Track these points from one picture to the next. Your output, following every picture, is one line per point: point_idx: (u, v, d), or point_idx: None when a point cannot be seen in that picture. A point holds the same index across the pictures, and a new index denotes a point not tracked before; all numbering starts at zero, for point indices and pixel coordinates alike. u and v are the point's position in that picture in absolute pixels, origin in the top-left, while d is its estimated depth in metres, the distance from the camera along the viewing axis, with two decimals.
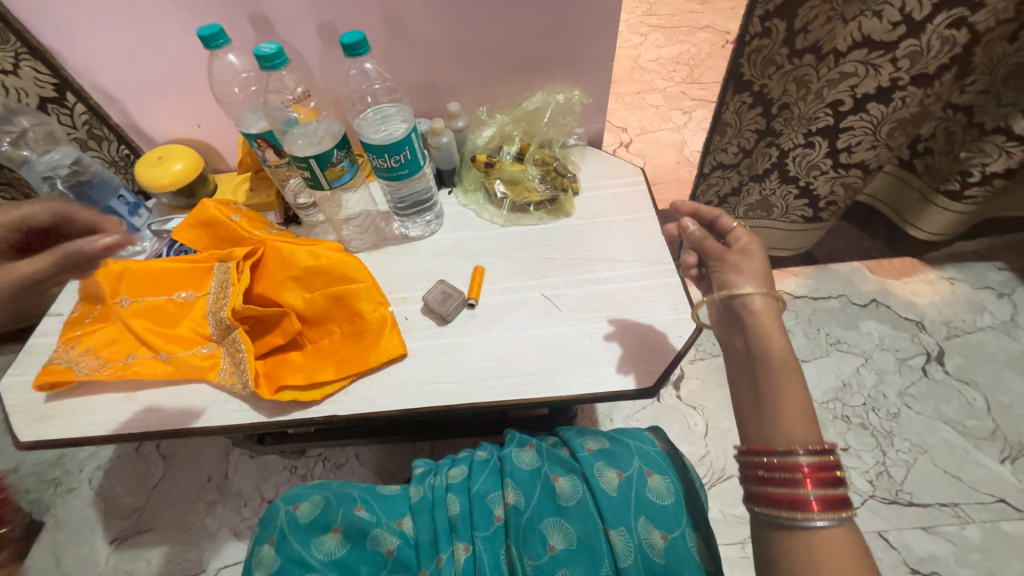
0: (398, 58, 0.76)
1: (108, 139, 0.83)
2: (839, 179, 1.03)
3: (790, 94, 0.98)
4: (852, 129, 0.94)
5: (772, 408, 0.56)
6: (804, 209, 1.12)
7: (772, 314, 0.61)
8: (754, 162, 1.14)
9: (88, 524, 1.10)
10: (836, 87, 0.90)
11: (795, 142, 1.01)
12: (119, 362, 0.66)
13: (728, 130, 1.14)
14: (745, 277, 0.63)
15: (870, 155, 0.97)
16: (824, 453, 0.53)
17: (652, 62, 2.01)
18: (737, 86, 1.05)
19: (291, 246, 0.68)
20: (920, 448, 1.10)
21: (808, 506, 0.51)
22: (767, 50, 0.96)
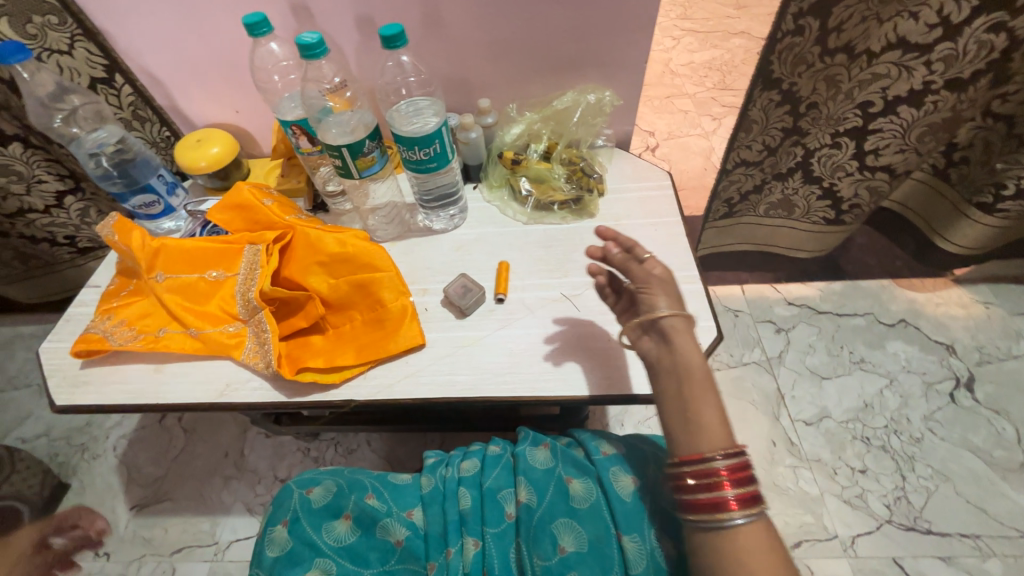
0: (433, 52, 0.77)
1: (151, 121, 0.86)
2: (864, 182, 1.05)
3: (819, 93, 0.96)
4: (881, 132, 0.96)
5: (693, 419, 0.54)
6: (826, 211, 1.15)
7: (690, 336, 0.57)
8: (778, 160, 1.10)
9: (111, 489, 1.15)
10: (868, 88, 0.91)
11: (821, 142, 1.02)
12: (150, 335, 0.69)
13: (753, 127, 1.06)
14: (664, 299, 0.59)
15: (898, 159, 1.00)
16: (735, 453, 0.52)
17: (683, 66, 1.98)
18: (766, 83, 0.97)
19: (320, 233, 0.69)
20: (942, 475, 1.07)
21: (727, 507, 0.50)
22: (799, 48, 0.90)
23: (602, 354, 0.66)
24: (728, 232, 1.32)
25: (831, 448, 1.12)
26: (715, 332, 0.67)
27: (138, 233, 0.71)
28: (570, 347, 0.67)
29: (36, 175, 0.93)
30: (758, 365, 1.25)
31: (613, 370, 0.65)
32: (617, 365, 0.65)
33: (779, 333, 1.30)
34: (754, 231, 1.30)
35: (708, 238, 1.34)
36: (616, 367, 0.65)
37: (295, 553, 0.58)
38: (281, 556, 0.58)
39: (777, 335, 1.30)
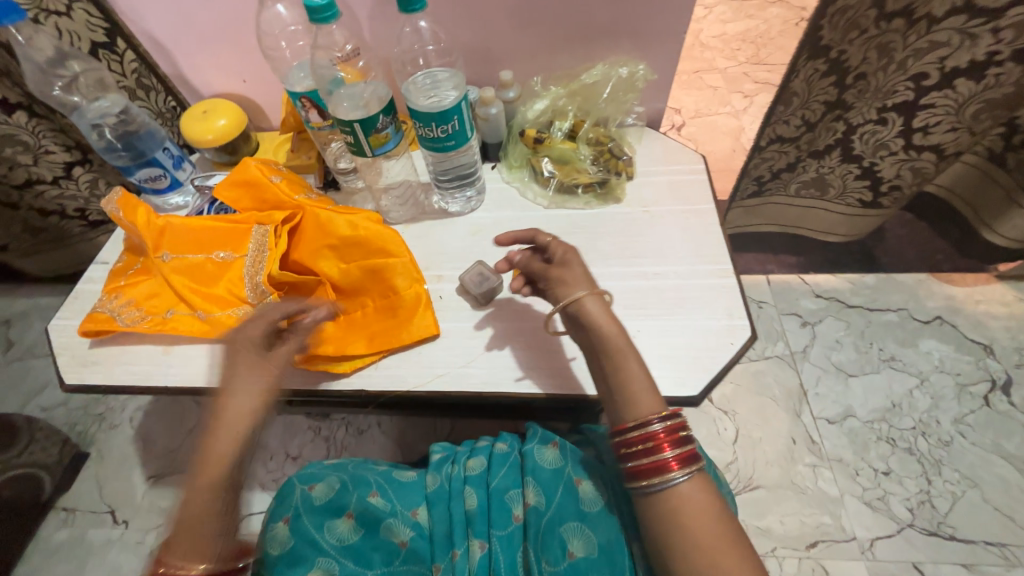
0: (452, 17, 0.70)
1: (156, 90, 0.82)
2: (908, 162, 0.97)
3: (869, 63, 0.87)
4: (933, 107, 0.87)
5: (620, 394, 0.52)
6: (863, 192, 1.06)
7: (604, 309, 0.55)
8: (816, 136, 1.03)
9: (129, 459, 1.17)
10: (923, 58, 0.81)
11: (866, 117, 0.93)
12: (158, 316, 0.67)
13: (793, 100, 1.00)
14: (573, 282, 0.57)
15: (949, 138, 0.91)
16: (672, 414, 0.51)
17: (714, 38, 1.86)
18: (811, 51, 0.92)
19: (330, 214, 0.65)
20: (970, 481, 1.02)
21: (669, 469, 0.48)
22: (851, 13, 0.84)
23: (543, 343, 0.64)
24: (755, 212, 1.27)
25: (854, 448, 1.08)
26: (749, 332, 0.62)
27: (144, 211, 0.68)
28: (508, 332, 0.66)
29: (43, 145, 0.90)
30: (781, 359, 1.20)
31: (561, 365, 0.63)
32: (565, 364, 0.62)
33: (805, 327, 1.25)
34: (784, 211, 1.23)
35: (734, 217, 1.30)
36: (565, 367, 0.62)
37: (295, 552, 0.56)
38: (281, 553, 0.56)
39: (802, 328, 1.24)
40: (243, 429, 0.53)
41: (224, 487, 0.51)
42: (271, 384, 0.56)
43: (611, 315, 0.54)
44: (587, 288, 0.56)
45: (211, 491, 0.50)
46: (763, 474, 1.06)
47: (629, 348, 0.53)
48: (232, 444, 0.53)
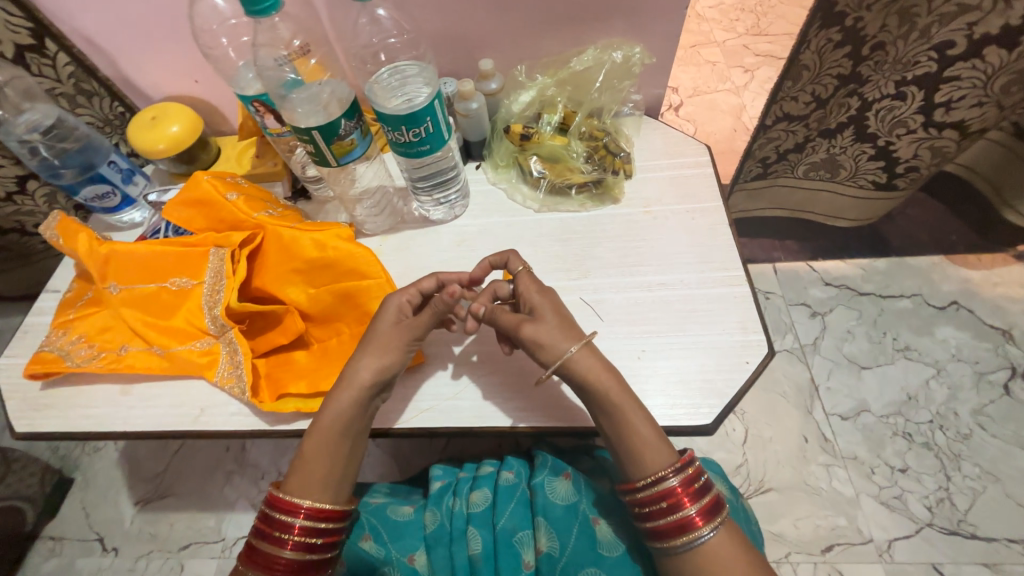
0: (420, 2, 0.62)
1: (99, 95, 0.74)
2: (926, 141, 0.89)
3: (888, 32, 0.79)
4: (958, 79, 0.79)
5: (633, 453, 0.49)
6: (877, 173, 0.98)
7: (598, 362, 0.51)
8: (827, 114, 0.94)
9: (113, 483, 1.11)
10: (950, 24, 0.74)
11: (883, 92, 0.86)
12: (111, 354, 0.61)
13: (803, 74, 0.91)
14: (557, 337, 0.51)
15: (973, 114, 0.83)
16: (685, 464, 0.49)
17: (711, 9, 1.75)
18: (826, 18, 0.81)
19: (294, 233, 0.58)
20: (991, 476, 0.98)
21: (695, 525, 0.47)
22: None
23: (538, 395, 0.58)
24: (758, 196, 1.19)
25: (868, 445, 1.03)
26: (766, 348, 0.56)
27: (86, 236, 0.61)
28: (492, 370, 0.60)
29: None
30: (790, 353, 1.15)
31: (558, 400, 0.57)
32: (562, 401, 0.57)
33: (815, 317, 1.19)
34: (789, 194, 1.15)
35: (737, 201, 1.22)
36: (563, 404, 0.57)
37: None
38: None
39: (812, 319, 1.18)
40: (366, 391, 0.52)
41: (347, 440, 0.51)
42: (394, 354, 0.53)
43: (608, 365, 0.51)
44: (576, 340, 0.51)
45: (333, 440, 0.51)
46: (776, 475, 1.01)
47: (627, 394, 0.50)
48: (356, 404, 0.51)
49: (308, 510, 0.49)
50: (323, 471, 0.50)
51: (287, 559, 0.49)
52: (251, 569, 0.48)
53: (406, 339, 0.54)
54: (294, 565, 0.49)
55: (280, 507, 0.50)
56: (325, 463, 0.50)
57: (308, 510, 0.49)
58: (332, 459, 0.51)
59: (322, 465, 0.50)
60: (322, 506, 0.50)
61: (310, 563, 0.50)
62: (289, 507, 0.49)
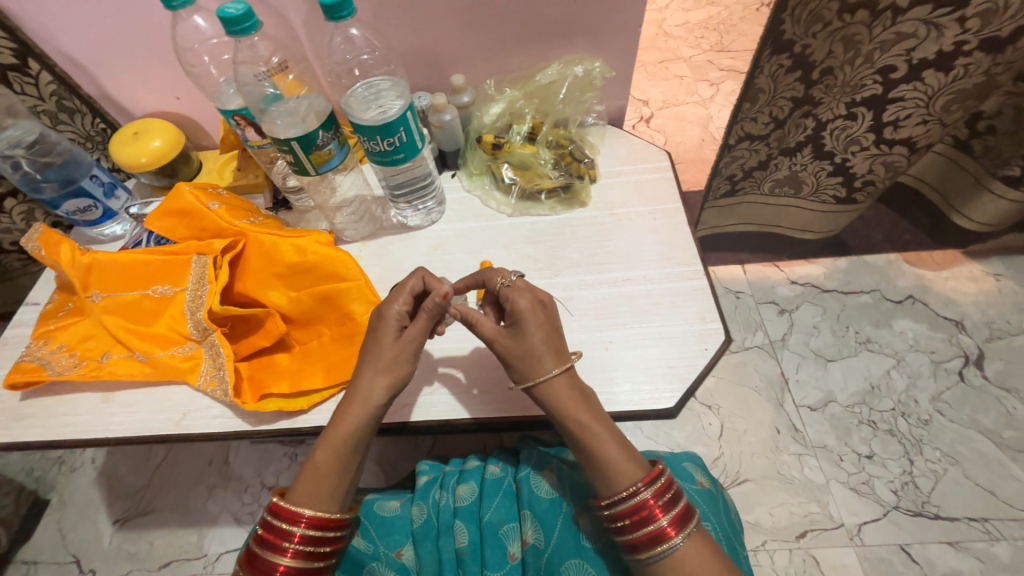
0: (393, 23, 0.66)
1: (81, 112, 0.75)
2: (880, 157, 0.94)
3: (835, 57, 0.81)
4: (902, 100, 0.83)
5: (604, 465, 0.51)
6: (837, 188, 1.04)
7: (572, 386, 0.53)
8: (786, 134, 0.97)
9: (92, 502, 1.08)
10: (890, 51, 0.77)
11: (835, 113, 0.90)
12: (93, 362, 0.62)
13: (760, 97, 0.92)
14: (541, 358, 0.53)
15: (920, 131, 0.88)
16: (656, 476, 0.51)
17: (677, 27, 1.85)
18: (776, 46, 0.82)
19: (275, 239, 0.61)
20: (950, 458, 1.03)
21: (666, 536, 0.49)
22: (814, 4, 0.75)
23: (510, 392, 0.62)
24: (730, 212, 1.21)
25: (836, 433, 1.08)
26: (723, 336, 0.60)
27: (69, 247, 0.62)
28: (471, 369, 0.63)
29: None
30: (760, 349, 1.20)
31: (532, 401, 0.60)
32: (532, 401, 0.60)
33: (782, 314, 1.24)
34: (758, 210, 1.18)
35: (709, 217, 1.24)
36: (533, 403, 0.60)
37: None
38: None
39: (780, 317, 1.24)
40: (371, 413, 0.53)
41: (354, 457, 0.53)
42: (402, 369, 0.55)
43: (579, 391, 0.53)
44: (557, 364, 0.53)
45: (339, 456, 0.52)
46: (750, 466, 1.05)
47: (602, 418, 0.53)
48: (363, 420, 0.53)
49: (309, 520, 0.51)
50: (330, 487, 0.52)
51: (286, 565, 0.50)
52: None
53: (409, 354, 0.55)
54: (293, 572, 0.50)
55: (279, 512, 0.51)
56: (332, 478, 0.52)
57: (308, 520, 0.50)
58: (343, 473, 0.53)
59: (329, 480, 0.52)
60: (321, 515, 0.51)
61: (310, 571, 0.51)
62: (290, 516, 0.51)
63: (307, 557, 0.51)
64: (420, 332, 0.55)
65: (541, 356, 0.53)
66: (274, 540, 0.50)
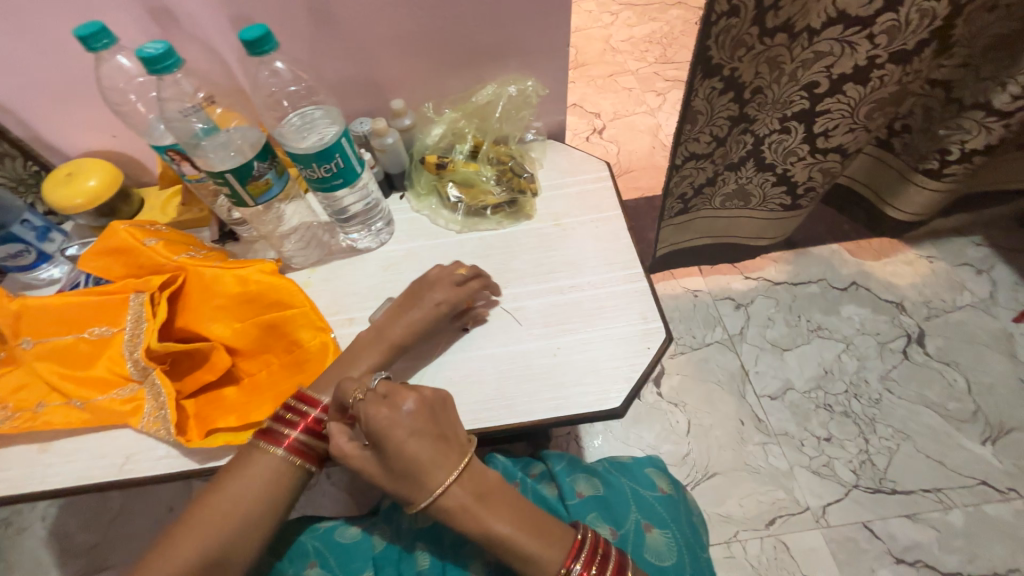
0: (328, 53, 0.68)
1: (10, 156, 0.74)
2: (817, 165, 0.96)
3: (763, 77, 0.83)
4: (829, 113, 0.86)
5: (521, 563, 0.49)
6: (783, 197, 1.06)
7: (471, 492, 0.50)
8: (728, 150, 0.96)
9: (41, 565, 1.00)
10: (811, 68, 0.80)
11: (770, 128, 0.91)
12: (27, 412, 0.59)
13: (698, 118, 0.87)
14: (427, 472, 0.49)
15: (849, 139, 0.91)
16: (579, 544, 0.50)
17: (623, 42, 1.93)
18: (705, 72, 0.78)
19: (216, 271, 0.60)
20: (902, 434, 1.09)
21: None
22: (735, 31, 0.74)
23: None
24: (686, 228, 1.19)
25: (796, 420, 1.12)
26: (663, 334, 0.63)
27: None
28: None
29: None
30: (720, 344, 1.24)
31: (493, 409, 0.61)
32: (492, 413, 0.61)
33: (739, 309, 1.29)
34: (712, 223, 1.18)
35: (666, 235, 1.18)
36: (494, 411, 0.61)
37: None
38: None
39: (737, 311, 1.28)
40: (413, 321, 0.60)
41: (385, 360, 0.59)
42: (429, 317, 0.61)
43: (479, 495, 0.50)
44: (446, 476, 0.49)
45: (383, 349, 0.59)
46: (718, 459, 1.08)
47: (510, 518, 0.50)
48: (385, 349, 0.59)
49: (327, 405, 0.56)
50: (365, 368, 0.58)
51: (295, 441, 0.54)
52: (259, 439, 0.53)
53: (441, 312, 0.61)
54: (299, 448, 0.54)
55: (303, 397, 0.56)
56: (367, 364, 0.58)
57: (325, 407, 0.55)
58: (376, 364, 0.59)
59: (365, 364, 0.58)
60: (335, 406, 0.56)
61: (315, 451, 0.55)
62: (312, 399, 0.56)
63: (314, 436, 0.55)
64: (450, 303, 0.61)
65: (426, 477, 0.49)
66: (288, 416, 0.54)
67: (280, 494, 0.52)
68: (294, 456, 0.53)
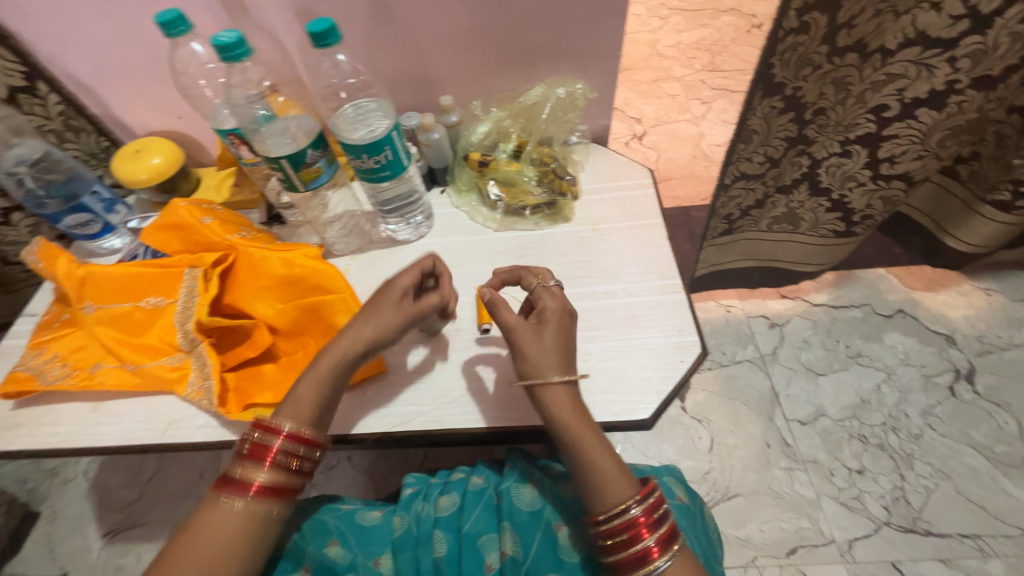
0: (384, 47, 0.70)
1: (86, 131, 0.79)
2: (878, 192, 0.92)
3: (827, 98, 0.80)
4: (897, 138, 0.82)
5: (590, 475, 0.51)
6: (835, 223, 1.02)
7: (571, 396, 0.53)
8: (782, 172, 0.95)
9: (82, 516, 1.07)
10: (881, 91, 0.76)
11: (830, 150, 0.88)
12: (84, 372, 0.63)
13: (753, 137, 0.89)
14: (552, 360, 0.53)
15: (916, 166, 0.86)
16: (648, 494, 0.51)
17: (671, 47, 1.90)
18: (766, 89, 0.80)
19: (264, 252, 0.63)
20: (942, 473, 1.03)
21: (651, 557, 0.49)
22: (803, 49, 0.74)
23: (500, 400, 0.63)
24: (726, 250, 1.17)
25: (827, 448, 1.07)
26: (699, 349, 0.61)
27: (65, 260, 0.64)
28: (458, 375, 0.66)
29: None
30: (751, 362, 1.20)
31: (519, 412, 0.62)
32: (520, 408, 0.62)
33: (773, 328, 1.24)
34: (756, 245, 1.15)
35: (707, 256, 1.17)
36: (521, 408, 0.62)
37: None
38: None
39: (771, 330, 1.24)
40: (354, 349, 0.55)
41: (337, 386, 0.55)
42: (390, 333, 0.56)
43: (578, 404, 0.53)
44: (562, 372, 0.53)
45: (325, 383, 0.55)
46: (741, 481, 1.05)
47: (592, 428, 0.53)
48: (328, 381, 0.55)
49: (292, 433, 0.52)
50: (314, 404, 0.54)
51: (261, 480, 0.50)
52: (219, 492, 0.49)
53: (397, 328, 0.57)
54: (266, 488, 0.51)
55: (262, 430, 0.53)
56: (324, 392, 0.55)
57: (290, 434, 0.52)
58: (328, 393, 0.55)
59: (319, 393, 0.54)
60: (300, 433, 0.53)
61: (286, 486, 0.52)
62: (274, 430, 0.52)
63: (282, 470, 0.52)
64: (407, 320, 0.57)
65: (546, 365, 0.53)
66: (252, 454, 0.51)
67: (235, 558, 0.47)
68: (264, 498, 0.50)
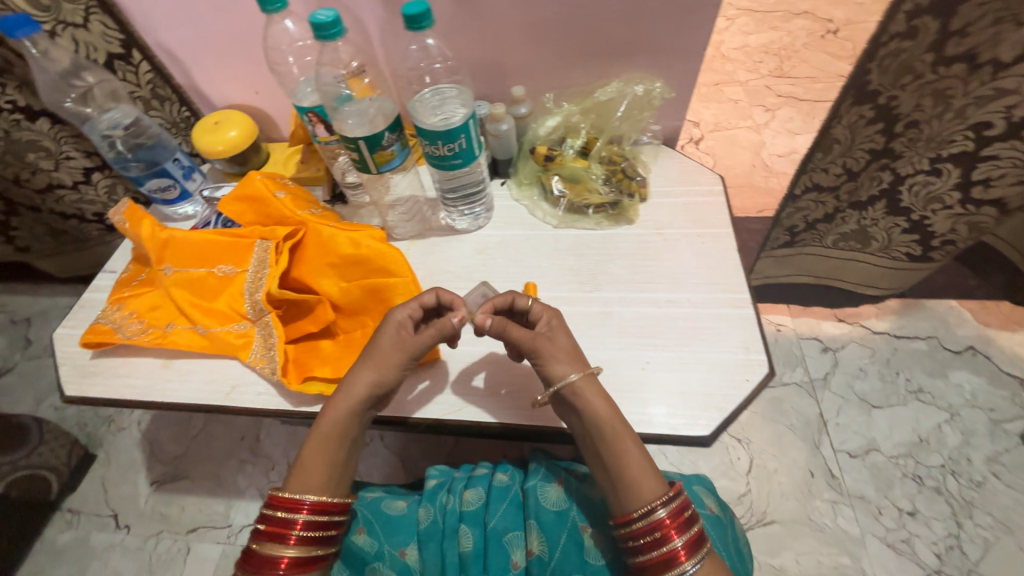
0: (463, 33, 0.69)
1: (170, 100, 0.82)
2: (965, 217, 0.85)
3: (922, 111, 0.74)
4: (997, 160, 0.75)
5: (626, 476, 0.51)
6: (911, 246, 0.95)
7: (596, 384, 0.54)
8: (858, 187, 0.90)
9: (134, 464, 1.13)
10: (985, 107, 0.69)
11: (917, 168, 0.81)
12: (158, 330, 0.66)
13: (833, 147, 0.87)
14: (561, 360, 0.55)
15: (1014, 192, 0.79)
16: (676, 495, 0.50)
17: (736, 50, 1.82)
18: (857, 96, 0.79)
19: (333, 231, 0.64)
20: (1003, 526, 0.96)
21: (678, 560, 0.48)
22: (904, 57, 0.71)
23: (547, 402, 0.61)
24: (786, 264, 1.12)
25: (876, 484, 1.02)
26: (766, 368, 0.59)
27: (149, 223, 0.68)
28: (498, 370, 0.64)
29: (64, 151, 0.82)
30: (799, 386, 1.14)
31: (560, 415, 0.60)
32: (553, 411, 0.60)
33: (826, 352, 1.18)
34: (818, 262, 1.10)
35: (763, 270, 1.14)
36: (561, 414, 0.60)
37: None
38: None
39: (823, 354, 1.18)
40: (360, 404, 0.55)
41: (343, 446, 0.55)
42: (392, 375, 0.56)
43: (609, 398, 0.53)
44: (579, 368, 0.54)
45: (326, 448, 0.55)
46: (779, 507, 1.01)
47: (621, 421, 0.53)
48: (331, 442, 0.55)
49: (310, 504, 0.53)
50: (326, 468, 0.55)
51: (289, 556, 0.52)
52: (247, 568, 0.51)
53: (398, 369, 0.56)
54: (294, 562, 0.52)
55: (277, 504, 0.53)
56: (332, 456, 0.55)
57: (310, 505, 0.53)
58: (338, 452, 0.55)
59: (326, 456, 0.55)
60: (322, 499, 0.54)
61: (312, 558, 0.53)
62: (290, 503, 0.53)
63: (307, 541, 0.53)
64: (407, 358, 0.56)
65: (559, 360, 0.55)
66: (275, 528, 0.52)
67: None
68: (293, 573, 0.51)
